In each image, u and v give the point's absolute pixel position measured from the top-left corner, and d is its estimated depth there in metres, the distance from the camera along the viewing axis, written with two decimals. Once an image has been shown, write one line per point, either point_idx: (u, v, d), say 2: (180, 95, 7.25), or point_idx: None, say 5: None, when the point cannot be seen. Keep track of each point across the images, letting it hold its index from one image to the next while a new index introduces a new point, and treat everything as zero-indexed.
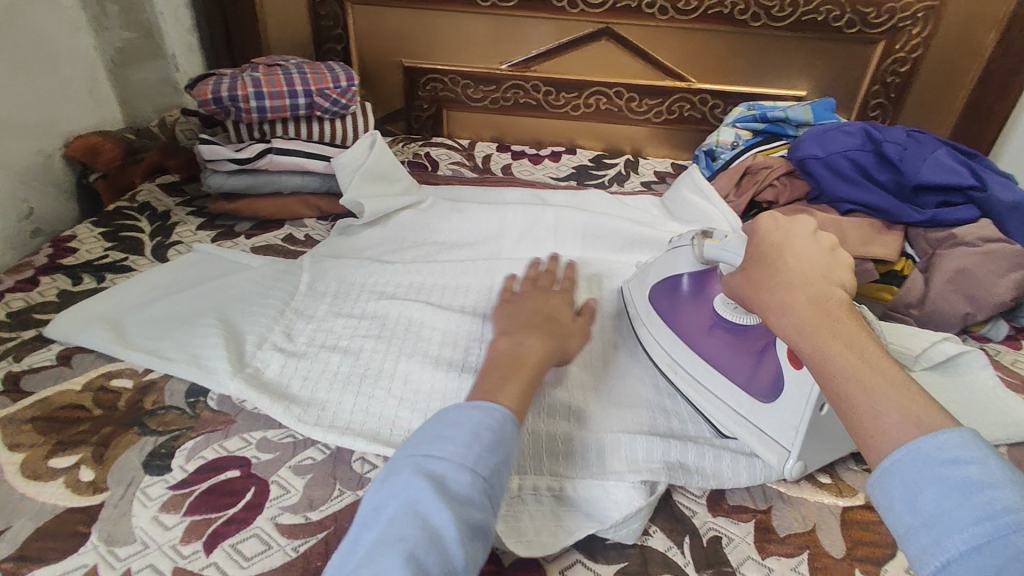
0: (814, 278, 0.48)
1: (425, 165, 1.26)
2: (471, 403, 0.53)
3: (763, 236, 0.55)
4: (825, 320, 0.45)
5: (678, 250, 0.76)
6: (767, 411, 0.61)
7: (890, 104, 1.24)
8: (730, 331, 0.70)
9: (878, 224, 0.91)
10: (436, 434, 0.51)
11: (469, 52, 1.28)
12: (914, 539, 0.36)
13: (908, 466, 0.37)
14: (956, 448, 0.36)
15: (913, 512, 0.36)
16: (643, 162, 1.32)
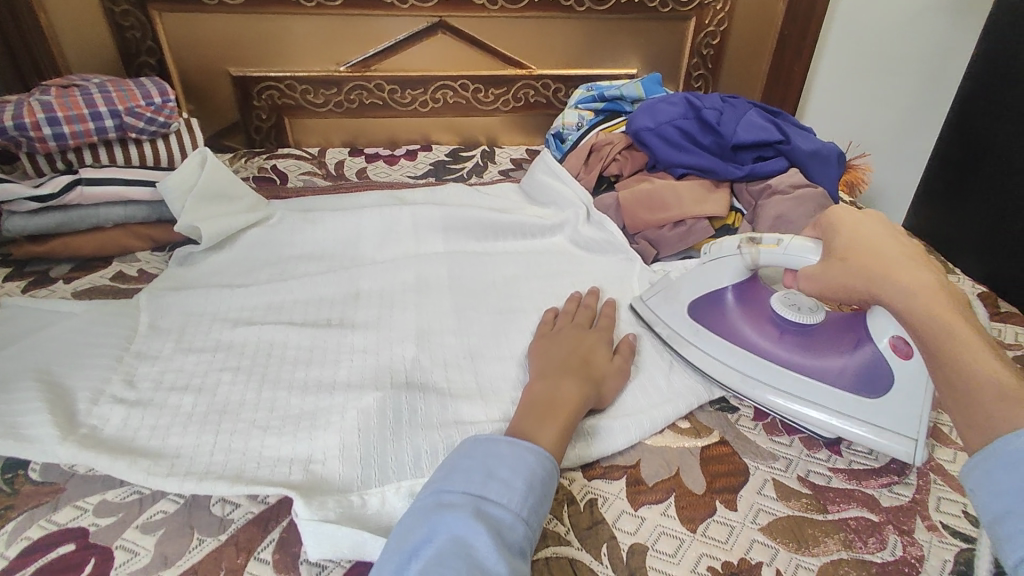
0: (899, 265, 0.56)
1: (273, 179, 1.19)
2: (517, 442, 0.54)
3: (840, 226, 0.62)
4: (922, 304, 0.53)
5: (717, 260, 0.72)
6: (878, 406, 0.62)
7: (710, 74, 1.35)
8: (796, 331, 0.69)
9: (709, 184, 0.99)
10: (489, 472, 0.52)
11: (303, 55, 1.22)
12: (1004, 520, 0.44)
13: (1013, 457, 0.44)
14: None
15: (1009, 497, 0.44)
16: (499, 151, 1.34)
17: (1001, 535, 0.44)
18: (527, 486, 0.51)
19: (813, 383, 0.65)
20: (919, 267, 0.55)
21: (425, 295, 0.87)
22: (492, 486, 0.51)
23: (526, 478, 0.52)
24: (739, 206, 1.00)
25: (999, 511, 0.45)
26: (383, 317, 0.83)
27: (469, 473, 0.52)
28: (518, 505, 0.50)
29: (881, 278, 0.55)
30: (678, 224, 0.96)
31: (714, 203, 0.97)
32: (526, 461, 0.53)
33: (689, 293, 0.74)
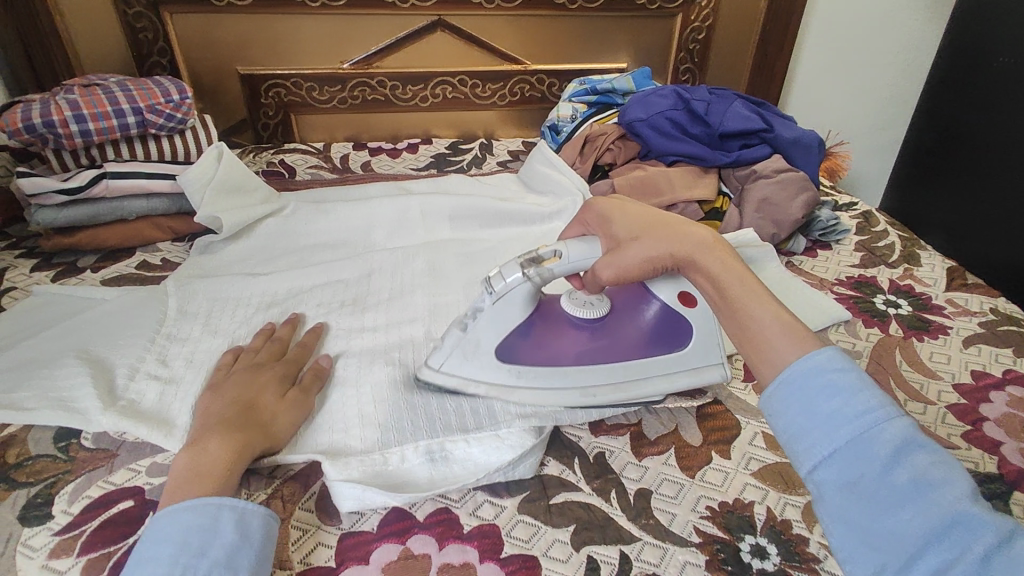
0: (679, 229, 0.60)
1: (282, 173, 1.24)
2: (177, 505, 0.50)
3: (608, 213, 0.66)
4: (719, 260, 0.57)
5: (508, 295, 0.64)
6: (690, 354, 0.67)
7: (697, 68, 1.42)
8: (602, 328, 0.68)
9: (698, 171, 1.05)
10: (140, 558, 0.48)
11: (307, 54, 1.27)
12: (802, 437, 0.46)
13: (805, 375, 0.47)
14: (835, 361, 0.47)
15: (806, 415, 0.46)
16: (497, 143, 1.39)
17: (802, 452, 0.46)
18: (179, 546, 0.48)
19: (635, 364, 0.67)
20: (691, 228, 0.59)
21: (435, 278, 0.93)
22: (144, 571, 0.47)
23: (177, 542, 0.48)
24: (727, 190, 1.05)
25: (799, 430, 0.46)
26: (397, 299, 0.88)
27: (131, 562, 0.48)
28: (167, 575, 0.46)
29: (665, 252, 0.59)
30: (671, 208, 1.02)
31: (703, 187, 1.03)
32: (174, 521, 0.49)
33: (489, 337, 0.65)
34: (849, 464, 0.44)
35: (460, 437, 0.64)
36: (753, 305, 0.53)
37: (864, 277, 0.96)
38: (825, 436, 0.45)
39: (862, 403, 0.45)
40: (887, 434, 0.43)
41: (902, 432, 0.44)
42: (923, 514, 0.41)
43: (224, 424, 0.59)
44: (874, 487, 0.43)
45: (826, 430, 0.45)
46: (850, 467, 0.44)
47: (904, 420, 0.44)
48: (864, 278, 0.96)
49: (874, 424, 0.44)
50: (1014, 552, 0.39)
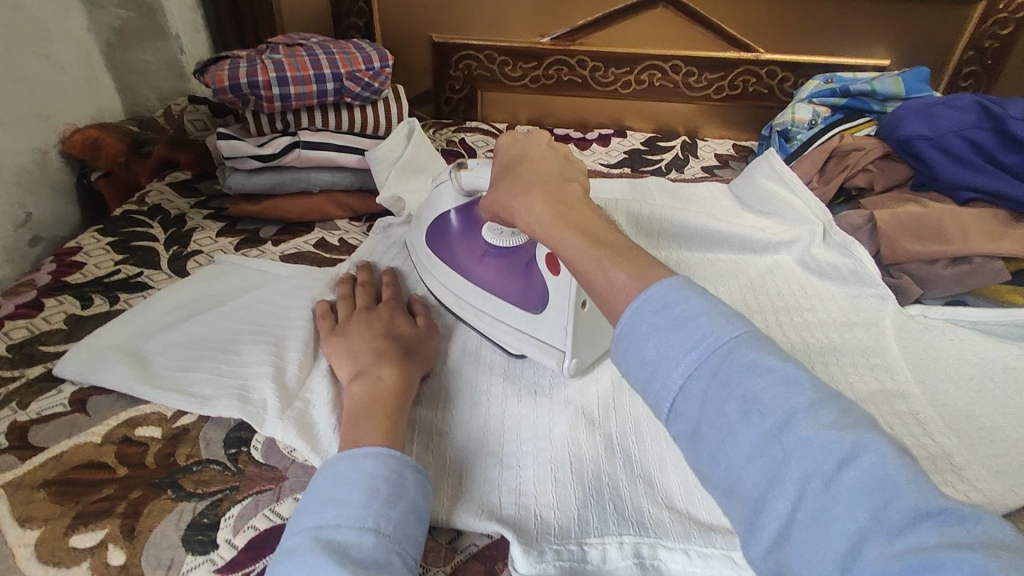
0: (549, 176, 0.55)
1: (462, 154, 1.14)
2: (359, 453, 0.47)
3: (508, 152, 0.63)
4: (565, 211, 0.50)
5: (438, 188, 0.76)
6: (541, 321, 0.65)
7: (985, 73, 1.10)
8: (499, 257, 0.71)
9: (1004, 216, 0.79)
10: (326, 496, 0.44)
11: (510, 25, 1.15)
12: (648, 389, 0.38)
13: (648, 307, 0.39)
14: (670, 293, 0.39)
15: (642, 364, 0.38)
16: (701, 144, 1.19)
17: (651, 404, 0.38)
18: (369, 490, 0.44)
19: (492, 296, 0.69)
20: (552, 183, 0.54)
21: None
22: (330, 510, 0.43)
23: (364, 487, 0.44)
24: None
25: (641, 381, 0.39)
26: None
27: (311, 502, 0.44)
28: (361, 516, 0.42)
29: (513, 203, 0.56)
30: (957, 262, 0.78)
31: (1013, 240, 0.77)
32: (359, 466, 0.46)
33: (426, 220, 0.77)
34: (691, 410, 0.36)
35: (679, 545, 0.49)
36: (592, 262, 0.45)
37: None
38: (663, 384, 0.37)
39: (700, 332, 0.37)
40: (727, 360, 0.36)
41: (740, 357, 0.36)
42: (760, 449, 0.33)
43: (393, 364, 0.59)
44: (713, 432, 0.35)
45: (662, 377, 0.37)
46: (695, 413, 0.36)
47: (738, 342, 0.36)
48: None
49: (711, 357, 0.36)
50: (865, 467, 0.31)
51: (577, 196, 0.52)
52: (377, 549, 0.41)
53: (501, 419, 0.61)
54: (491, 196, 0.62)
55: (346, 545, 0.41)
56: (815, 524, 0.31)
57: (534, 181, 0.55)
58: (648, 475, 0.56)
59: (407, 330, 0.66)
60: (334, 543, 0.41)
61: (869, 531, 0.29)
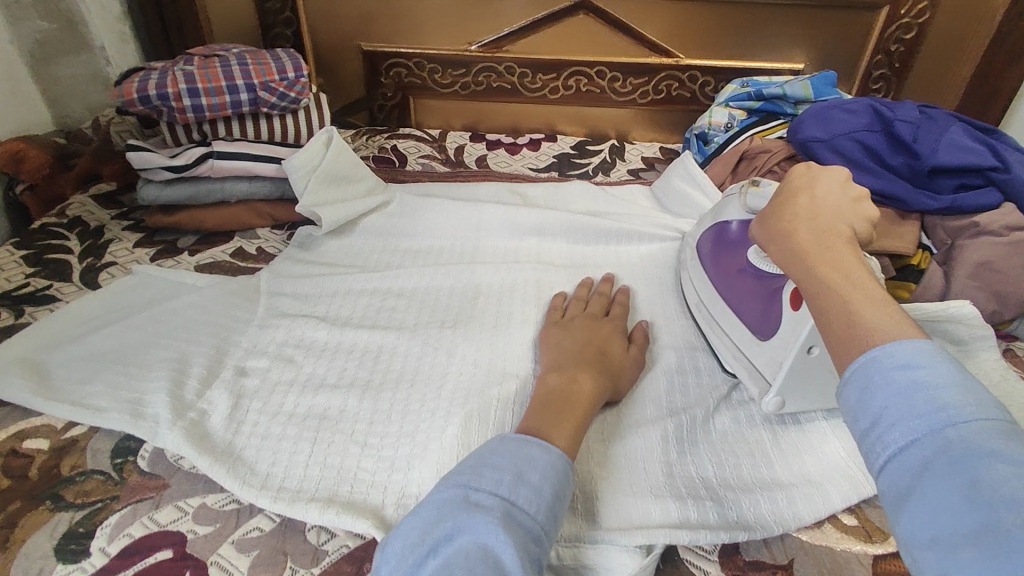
0: (824, 214, 0.51)
1: (392, 160, 1.15)
2: (550, 447, 0.51)
3: (791, 181, 0.57)
4: (824, 249, 0.48)
5: (727, 200, 0.80)
6: (762, 347, 0.67)
7: (894, 75, 1.14)
8: (758, 277, 0.72)
9: (893, 214, 0.82)
10: (519, 473, 0.48)
11: (437, 32, 1.16)
12: (866, 439, 0.36)
13: (881, 364, 0.37)
14: (918, 356, 0.36)
15: (864, 414, 0.37)
16: (629, 147, 1.22)
17: (866, 450, 0.36)
18: (553, 490, 0.48)
19: (729, 313, 0.72)
20: (834, 223, 0.50)
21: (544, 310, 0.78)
22: (520, 489, 0.47)
23: (547, 485, 0.48)
24: (927, 243, 0.82)
25: (861, 428, 0.37)
26: (500, 331, 0.75)
27: (498, 471, 0.48)
28: (536, 511, 0.46)
29: (776, 229, 0.53)
30: None
31: (898, 237, 0.80)
32: (552, 460, 0.50)
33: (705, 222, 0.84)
34: (908, 475, 0.33)
35: None
36: (836, 296, 0.43)
37: None
38: (885, 440, 0.35)
39: (937, 401, 0.34)
40: (971, 434, 0.32)
41: (981, 436, 0.32)
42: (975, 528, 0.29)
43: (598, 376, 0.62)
44: (928, 497, 0.32)
45: (883, 436, 0.35)
46: (905, 468, 0.34)
47: (986, 422, 0.32)
48: None
49: (943, 431, 0.33)
50: None
51: (847, 244, 0.47)
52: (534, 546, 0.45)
53: (405, 423, 0.63)
54: (757, 227, 0.57)
55: (518, 533, 0.44)
56: None
57: (799, 220, 0.51)
58: None
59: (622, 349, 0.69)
60: (516, 522, 0.45)
61: None
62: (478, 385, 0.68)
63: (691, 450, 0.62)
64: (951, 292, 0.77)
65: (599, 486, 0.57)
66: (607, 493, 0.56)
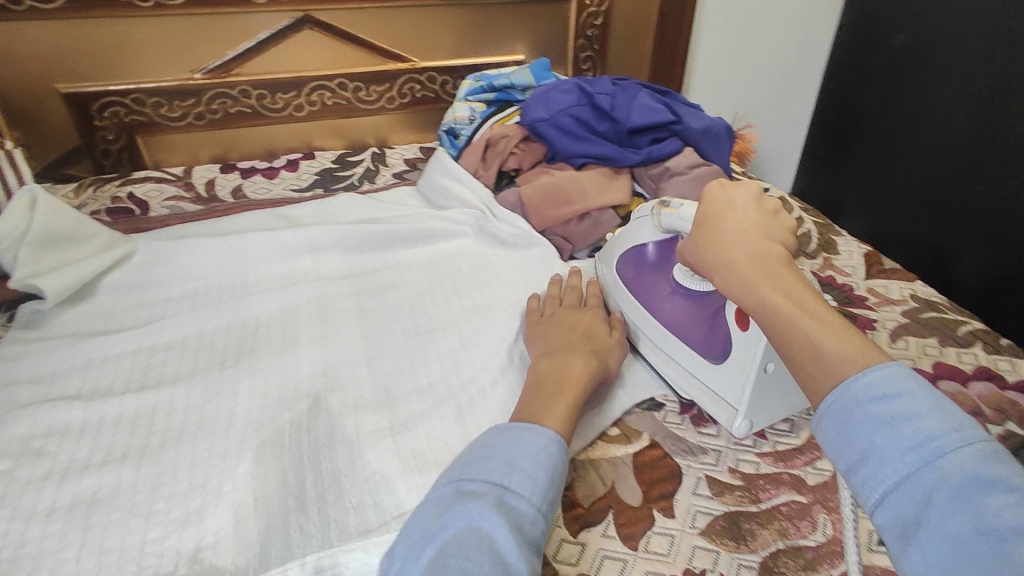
0: (751, 236, 0.54)
1: (132, 209, 1.04)
2: (539, 431, 0.52)
3: (706, 202, 0.60)
4: (769, 276, 0.51)
5: (638, 221, 0.75)
6: (719, 372, 0.65)
7: (597, 55, 1.33)
8: (688, 297, 0.72)
9: (609, 172, 0.97)
10: (511, 461, 0.49)
11: (150, 62, 1.07)
12: (856, 473, 0.42)
13: (857, 398, 0.42)
14: (890, 383, 0.42)
15: (851, 450, 0.42)
16: (390, 152, 1.25)
17: (859, 488, 0.41)
18: (546, 479, 0.49)
19: (670, 339, 0.71)
20: (766, 243, 0.53)
21: (324, 325, 0.78)
22: (514, 476, 0.48)
23: (540, 473, 0.49)
24: (640, 190, 0.99)
25: (849, 463, 0.42)
26: (284, 355, 0.73)
27: (494, 462, 0.49)
28: (532, 501, 0.47)
29: (713, 259, 0.56)
30: (584, 217, 0.94)
31: (616, 190, 0.95)
32: (548, 446, 0.51)
33: (616, 248, 0.79)
34: (904, 504, 0.38)
35: (358, 544, 0.52)
36: (802, 331, 0.47)
37: None
38: (876, 473, 0.40)
39: (920, 430, 0.39)
40: (955, 460, 0.38)
41: (971, 463, 0.37)
42: (973, 551, 0.35)
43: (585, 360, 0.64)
44: (929, 525, 0.37)
45: (875, 467, 0.40)
46: (899, 497, 0.39)
47: (971, 446, 0.38)
48: None
49: (931, 459, 0.38)
50: None
51: (782, 264, 0.52)
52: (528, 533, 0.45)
53: (192, 475, 0.58)
54: (689, 249, 0.61)
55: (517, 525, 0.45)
56: None
57: (729, 247, 0.54)
58: (337, 482, 0.58)
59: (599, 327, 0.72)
60: (511, 509, 0.46)
61: None
62: (270, 413, 0.65)
63: (481, 413, 0.66)
64: None
65: (403, 472, 0.59)
66: (411, 474, 0.58)
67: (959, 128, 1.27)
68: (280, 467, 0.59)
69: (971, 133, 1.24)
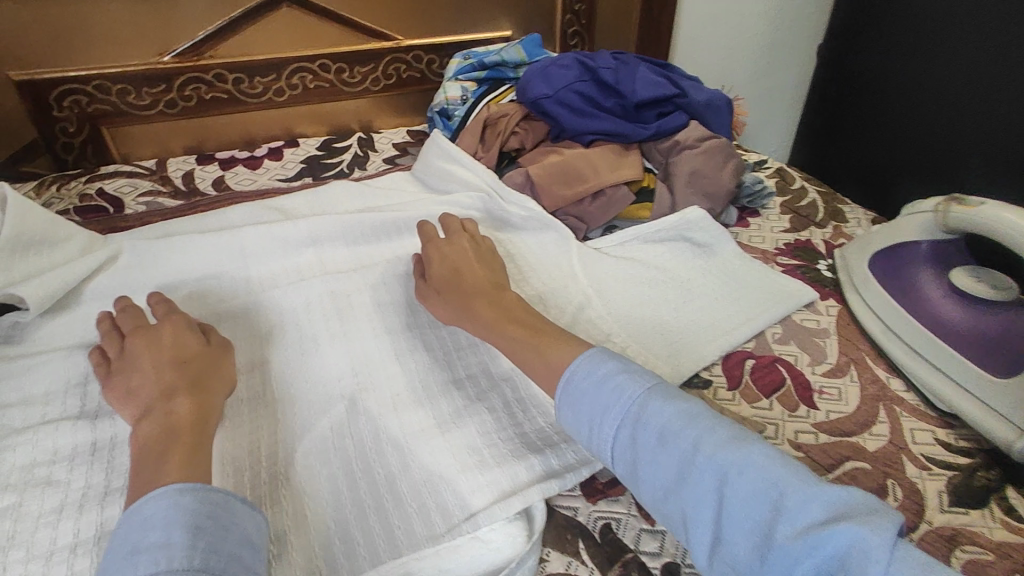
0: (485, 285, 0.70)
1: (104, 207, 0.95)
2: (168, 491, 0.45)
3: (438, 261, 0.75)
4: (496, 306, 0.67)
5: (913, 218, 0.75)
6: (999, 386, 0.61)
7: (585, 30, 1.30)
8: (963, 305, 0.68)
9: (619, 148, 0.95)
10: (135, 545, 0.42)
11: (114, 46, 0.98)
12: (591, 439, 0.53)
13: (576, 380, 0.54)
14: (593, 362, 0.55)
15: (577, 419, 0.53)
16: (378, 137, 1.19)
17: (597, 451, 0.53)
18: (189, 533, 0.42)
19: (931, 342, 0.67)
20: (495, 287, 0.70)
21: (343, 320, 0.73)
22: (142, 557, 0.41)
23: (159, 544, 0.41)
24: (650, 167, 0.97)
25: (582, 433, 0.53)
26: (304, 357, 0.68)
27: (118, 553, 0.42)
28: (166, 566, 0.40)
29: (443, 305, 0.71)
30: (597, 195, 0.92)
31: (629, 167, 0.93)
32: (175, 506, 0.44)
33: (880, 243, 0.79)
34: (626, 456, 0.50)
35: (431, 552, 0.49)
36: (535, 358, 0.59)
37: (800, 241, 0.93)
38: (600, 435, 0.52)
39: (621, 392, 0.52)
40: (657, 413, 0.49)
41: (654, 408, 0.50)
42: (683, 474, 0.46)
43: (190, 397, 0.56)
44: (647, 468, 0.48)
45: (601, 431, 0.52)
46: (650, 469, 0.48)
47: (646, 392, 0.51)
48: (800, 243, 0.93)
49: (629, 409, 0.51)
50: (752, 477, 0.44)
51: (516, 305, 0.66)
52: (253, 532, 0.45)
53: (234, 486, 0.55)
54: (438, 307, 0.71)
55: (222, 528, 0.43)
56: (738, 527, 0.43)
57: (441, 291, 0.72)
58: (393, 485, 0.55)
59: (195, 350, 0.62)
60: None
61: (777, 522, 0.42)
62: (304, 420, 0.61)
63: (531, 403, 0.64)
64: (677, 202, 0.91)
65: (463, 472, 0.55)
66: (473, 473, 0.55)
67: (944, 98, 1.33)
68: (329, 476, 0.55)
69: (961, 101, 1.29)
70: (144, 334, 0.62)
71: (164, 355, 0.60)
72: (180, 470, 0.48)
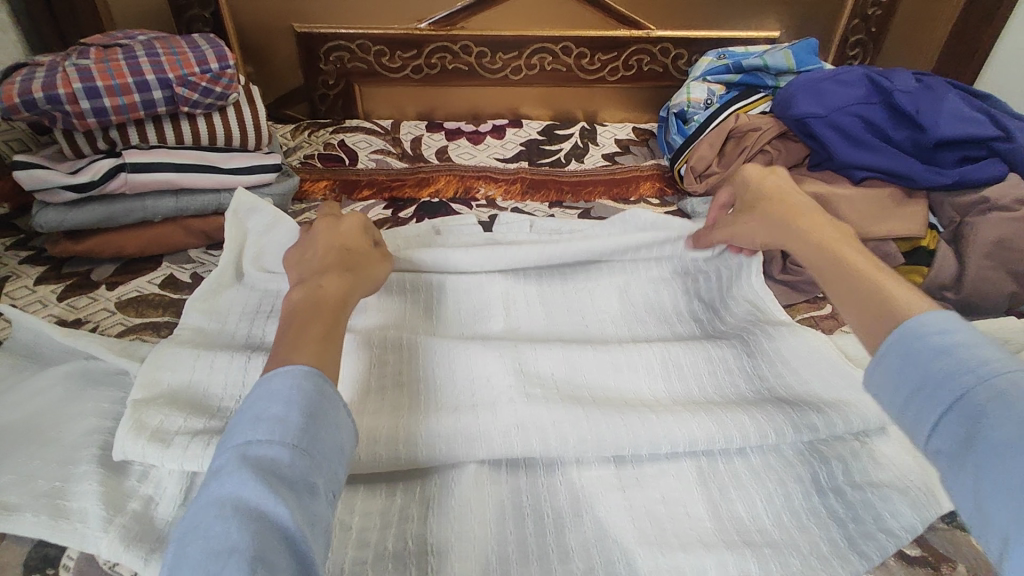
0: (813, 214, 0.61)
1: (341, 158, 1.02)
2: (292, 372, 0.42)
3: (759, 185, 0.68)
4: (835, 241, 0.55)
5: None
6: None
7: (870, 40, 1.10)
8: None
9: (899, 194, 0.77)
10: (258, 414, 0.40)
11: (382, 9, 1.04)
12: (910, 411, 0.39)
13: (913, 336, 0.40)
14: (948, 322, 0.40)
15: (901, 386, 0.40)
16: (600, 130, 1.12)
17: (912, 429, 0.39)
18: (304, 414, 0.40)
19: None
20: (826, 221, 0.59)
21: (534, 313, 0.69)
22: (262, 426, 0.39)
23: (279, 417, 0.40)
24: (933, 222, 0.78)
25: (898, 403, 0.40)
26: (495, 347, 0.60)
27: (242, 419, 0.40)
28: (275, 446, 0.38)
29: (742, 226, 0.68)
30: None
31: (906, 218, 0.75)
32: (297, 385, 0.42)
33: None
34: (950, 444, 0.37)
35: None
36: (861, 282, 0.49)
37: None
38: (921, 418, 0.39)
39: (979, 361, 0.37)
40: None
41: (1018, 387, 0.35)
42: None
43: (340, 276, 0.55)
44: (985, 459, 0.35)
45: (924, 401, 0.38)
46: (993, 467, 0.35)
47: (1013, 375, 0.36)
48: None
49: (986, 381, 0.36)
50: None
51: (841, 245, 0.54)
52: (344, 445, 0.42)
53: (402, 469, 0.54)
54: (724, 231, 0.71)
55: (327, 438, 0.41)
56: None
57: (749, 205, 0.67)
58: (563, 533, 0.49)
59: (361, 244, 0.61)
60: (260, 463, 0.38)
61: None
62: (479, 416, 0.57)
63: (730, 483, 0.53)
64: (966, 274, 0.71)
65: (642, 543, 0.48)
66: (653, 549, 0.48)
67: None
68: (499, 501, 0.51)
69: None
70: (331, 217, 0.63)
71: (342, 238, 0.60)
72: (314, 358, 0.44)
